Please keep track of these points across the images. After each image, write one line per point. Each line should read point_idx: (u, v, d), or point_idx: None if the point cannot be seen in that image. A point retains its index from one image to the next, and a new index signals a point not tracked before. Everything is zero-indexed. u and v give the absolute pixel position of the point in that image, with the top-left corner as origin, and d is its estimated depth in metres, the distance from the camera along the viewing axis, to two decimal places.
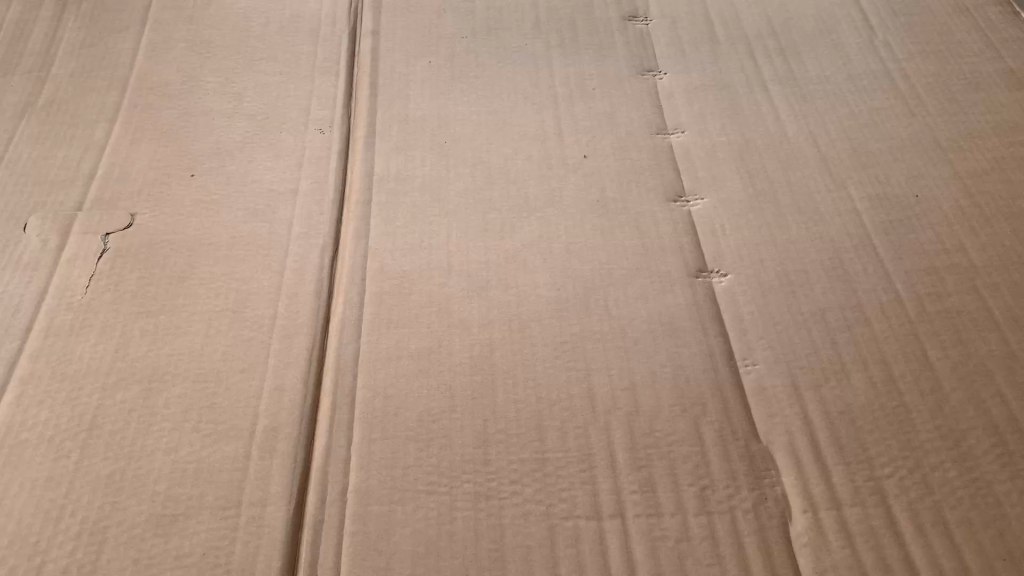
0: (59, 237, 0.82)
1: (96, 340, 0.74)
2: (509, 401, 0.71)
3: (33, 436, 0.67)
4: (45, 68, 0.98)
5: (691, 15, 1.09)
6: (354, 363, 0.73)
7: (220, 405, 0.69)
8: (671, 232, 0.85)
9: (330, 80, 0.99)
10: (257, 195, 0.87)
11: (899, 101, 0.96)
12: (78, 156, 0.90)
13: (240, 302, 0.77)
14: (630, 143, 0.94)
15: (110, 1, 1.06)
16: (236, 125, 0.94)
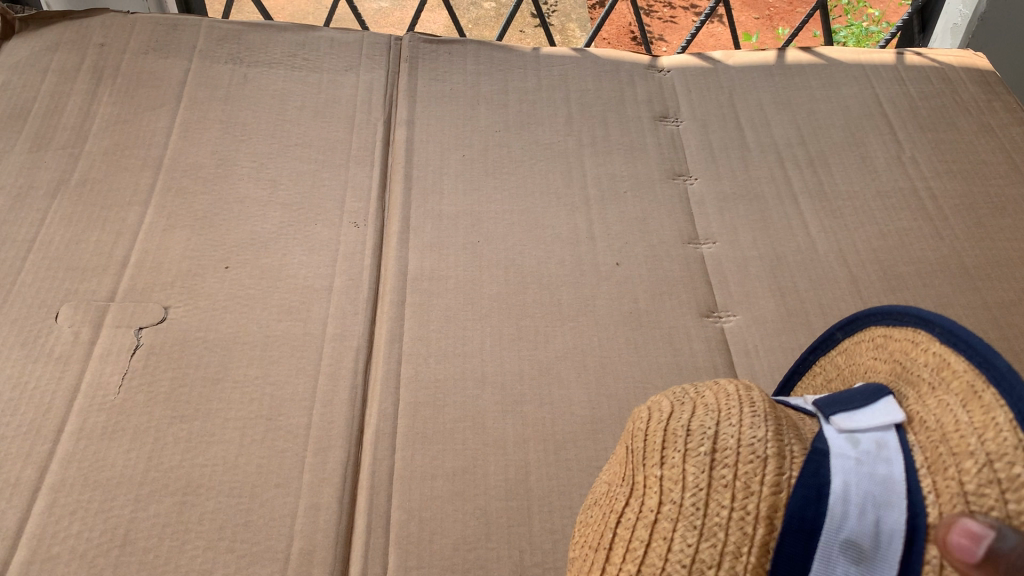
0: (91, 330, 0.81)
1: (129, 446, 0.73)
2: (545, 531, 0.70)
3: (65, 550, 0.66)
4: (79, 144, 0.97)
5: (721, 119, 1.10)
6: (389, 480, 0.73)
7: (255, 524, 0.69)
8: (705, 350, 0.85)
9: (364, 170, 0.99)
10: (292, 291, 0.86)
11: (928, 221, 0.97)
12: (111, 241, 0.89)
13: (275, 409, 0.77)
14: (663, 252, 0.94)
15: (146, 76, 1.05)
16: (270, 213, 0.94)
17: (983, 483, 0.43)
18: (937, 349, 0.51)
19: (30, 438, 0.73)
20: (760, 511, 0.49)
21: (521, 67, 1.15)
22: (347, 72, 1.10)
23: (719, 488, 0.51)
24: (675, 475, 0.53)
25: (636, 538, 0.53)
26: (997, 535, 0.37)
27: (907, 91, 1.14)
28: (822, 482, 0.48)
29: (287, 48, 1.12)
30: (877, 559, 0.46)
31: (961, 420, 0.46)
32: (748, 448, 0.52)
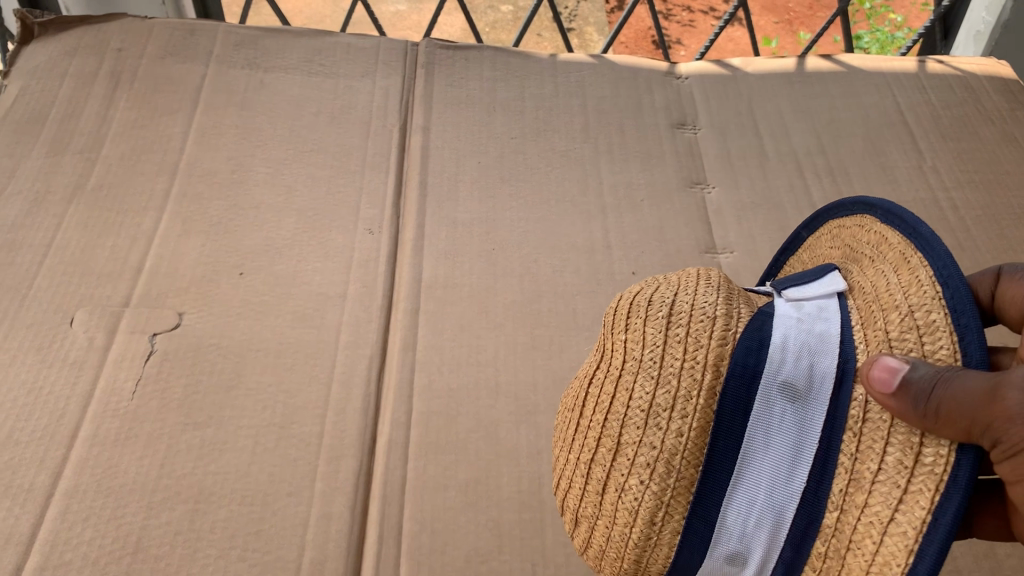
0: (105, 335, 0.81)
1: (142, 453, 0.73)
2: (558, 544, 0.70)
3: (77, 557, 0.66)
4: (96, 149, 0.98)
5: (738, 128, 1.09)
6: (401, 491, 0.73)
7: (267, 533, 0.69)
8: None
9: (380, 177, 0.99)
10: (306, 298, 0.86)
11: (948, 231, 0.96)
12: (126, 247, 0.89)
13: (288, 417, 0.76)
14: (679, 261, 0.94)
15: (163, 82, 1.06)
16: (285, 220, 0.93)
17: (904, 329, 0.50)
18: (878, 228, 0.58)
19: (43, 444, 0.73)
20: (708, 359, 0.54)
21: (538, 73, 1.15)
22: (364, 78, 1.10)
23: (673, 343, 0.55)
24: (638, 337, 0.57)
25: (606, 393, 0.58)
26: (910, 367, 0.45)
27: (929, 100, 1.13)
28: (763, 333, 0.52)
29: (303, 53, 1.12)
30: (811, 397, 0.51)
31: (890, 281, 0.53)
32: (701, 310, 0.56)
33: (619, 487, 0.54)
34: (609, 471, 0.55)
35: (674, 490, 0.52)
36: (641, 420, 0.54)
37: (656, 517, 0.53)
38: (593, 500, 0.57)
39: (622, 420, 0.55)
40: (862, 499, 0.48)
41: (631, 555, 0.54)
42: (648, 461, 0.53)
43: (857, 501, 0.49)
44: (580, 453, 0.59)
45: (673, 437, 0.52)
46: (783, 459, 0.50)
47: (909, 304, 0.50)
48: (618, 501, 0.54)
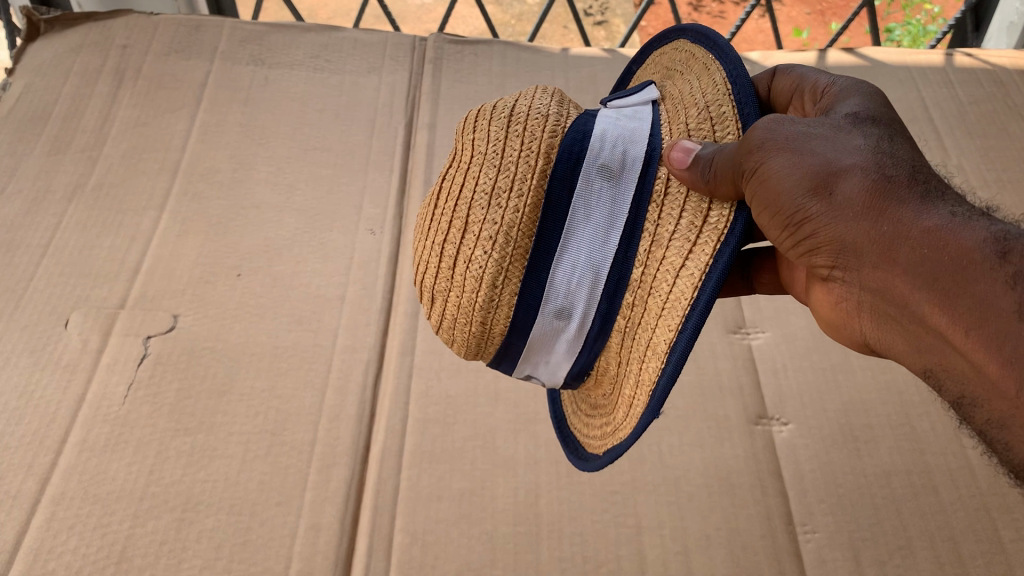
0: (99, 337, 0.80)
1: (131, 460, 0.71)
2: (553, 559, 0.67)
3: (60, 567, 0.65)
4: (97, 147, 0.97)
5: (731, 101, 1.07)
6: (393, 501, 0.70)
7: (253, 543, 0.67)
8: (730, 368, 0.80)
9: (383, 175, 0.97)
10: (304, 300, 0.84)
11: None
12: (125, 247, 0.88)
13: (280, 423, 0.75)
14: None
15: (167, 79, 1.04)
16: (286, 219, 0.92)
17: (699, 123, 0.47)
18: (686, 46, 0.54)
19: (32, 449, 0.71)
20: (542, 148, 0.46)
21: (548, 68, 1.12)
22: (370, 73, 1.08)
23: (512, 133, 0.47)
24: (478, 133, 0.49)
25: (453, 176, 0.49)
26: (702, 146, 0.43)
27: (955, 95, 1.08)
28: (586, 127, 0.47)
29: (309, 49, 1.10)
30: (625, 175, 0.46)
31: (692, 85, 0.50)
32: (536, 107, 0.48)
33: (459, 260, 0.47)
34: (448, 249, 0.48)
35: (514, 260, 0.46)
36: (483, 199, 0.46)
37: (497, 283, 0.47)
38: (434, 280, 0.50)
39: (466, 201, 0.47)
40: (660, 253, 0.46)
41: (476, 321, 0.49)
42: (489, 235, 0.46)
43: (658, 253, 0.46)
44: (424, 234, 0.51)
45: (511, 214, 0.46)
46: (600, 223, 0.46)
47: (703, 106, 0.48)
48: (461, 274, 0.48)
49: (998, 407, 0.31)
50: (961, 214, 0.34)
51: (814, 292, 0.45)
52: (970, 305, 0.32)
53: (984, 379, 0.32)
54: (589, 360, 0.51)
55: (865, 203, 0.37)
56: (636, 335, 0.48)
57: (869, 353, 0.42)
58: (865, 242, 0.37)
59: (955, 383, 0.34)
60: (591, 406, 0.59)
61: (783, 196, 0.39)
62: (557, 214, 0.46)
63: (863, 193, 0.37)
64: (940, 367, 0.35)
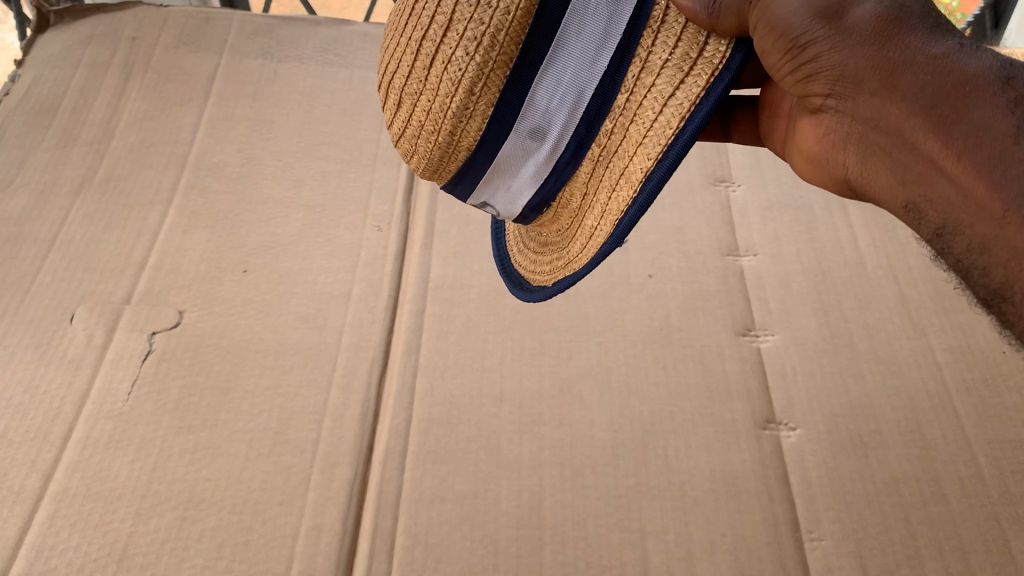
0: (104, 333, 0.79)
1: (134, 456, 0.71)
2: (556, 564, 0.66)
3: (62, 564, 0.65)
4: (105, 140, 0.97)
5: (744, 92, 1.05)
6: (396, 502, 0.70)
7: (255, 543, 0.67)
8: (738, 371, 0.79)
9: (391, 171, 0.97)
10: (309, 297, 0.84)
11: None
12: (131, 241, 0.87)
13: (284, 421, 0.74)
14: (698, 263, 0.89)
15: (175, 71, 1.04)
16: (292, 215, 0.91)
17: None
18: None
19: (36, 445, 0.71)
20: None
21: None
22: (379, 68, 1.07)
23: None
24: None
25: None
26: None
27: None
28: None
29: (319, 42, 1.09)
30: None
31: None
32: None
33: (437, 60, 0.44)
34: (425, 45, 0.44)
35: (496, 67, 0.43)
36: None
37: (475, 89, 0.43)
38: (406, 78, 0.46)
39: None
40: (649, 80, 0.43)
41: (444, 129, 0.46)
42: (473, 37, 0.42)
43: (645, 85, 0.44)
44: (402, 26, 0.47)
45: (500, 16, 0.41)
46: (591, 45, 0.42)
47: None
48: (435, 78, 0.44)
49: (982, 230, 0.32)
50: (968, 49, 0.34)
51: (793, 123, 0.44)
52: (966, 134, 0.33)
53: (970, 204, 0.33)
54: (552, 191, 0.50)
55: (874, 29, 0.36)
56: (604, 169, 0.47)
57: (842, 191, 0.42)
58: (867, 68, 0.36)
59: (936, 213, 0.34)
60: (543, 242, 0.60)
61: (787, 19, 0.37)
62: (547, 27, 0.42)
63: (872, 17, 0.36)
64: (921, 196, 0.35)
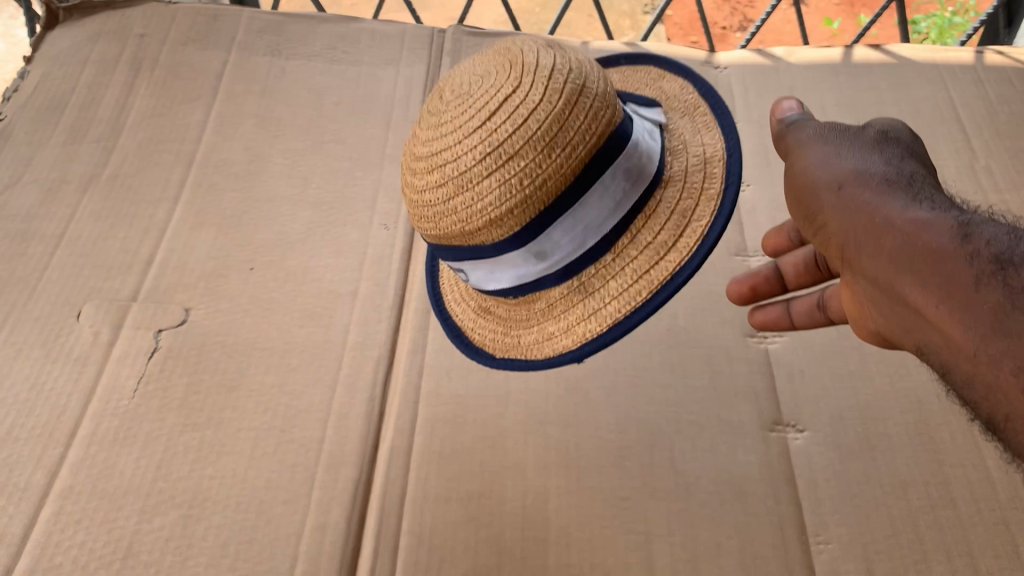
0: (110, 330, 0.79)
1: (139, 454, 0.71)
2: (561, 565, 0.66)
3: (67, 562, 0.65)
4: (113, 137, 0.97)
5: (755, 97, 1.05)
6: (401, 502, 0.70)
7: (259, 542, 0.66)
8: (746, 373, 0.79)
9: (398, 170, 0.96)
10: (316, 296, 0.84)
11: None
12: (138, 239, 0.87)
13: (289, 420, 0.74)
14: (707, 263, 0.88)
15: (184, 68, 1.04)
16: (300, 213, 0.91)
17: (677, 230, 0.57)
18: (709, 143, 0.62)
19: (42, 442, 0.72)
20: (599, 128, 0.52)
21: None
22: (388, 66, 1.07)
23: (576, 112, 0.51)
24: (540, 90, 0.51)
25: (509, 99, 0.50)
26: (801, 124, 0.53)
27: (985, 92, 1.05)
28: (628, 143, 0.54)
29: (327, 40, 1.09)
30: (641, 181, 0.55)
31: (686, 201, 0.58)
32: (593, 90, 0.53)
33: (503, 152, 0.50)
34: (491, 139, 0.50)
35: (535, 202, 0.51)
36: (537, 147, 0.50)
37: (517, 209, 0.51)
38: (476, 98, 0.51)
39: (520, 117, 0.50)
40: (633, 253, 0.57)
41: (474, 224, 0.52)
42: (526, 167, 0.50)
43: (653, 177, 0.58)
44: (487, 67, 0.53)
45: (555, 165, 0.51)
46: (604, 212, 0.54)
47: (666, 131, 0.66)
48: (518, 104, 0.50)
49: (965, 369, 0.37)
50: (942, 208, 0.41)
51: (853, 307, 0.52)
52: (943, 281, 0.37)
53: (953, 349, 0.37)
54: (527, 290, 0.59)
55: (874, 230, 0.43)
56: (575, 283, 0.58)
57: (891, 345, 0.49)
58: (881, 276, 0.42)
59: (938, 360, 0.39)
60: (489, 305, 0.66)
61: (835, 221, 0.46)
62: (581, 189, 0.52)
63: (873, 232, 0.43)
64: (932, 343, 0.40)
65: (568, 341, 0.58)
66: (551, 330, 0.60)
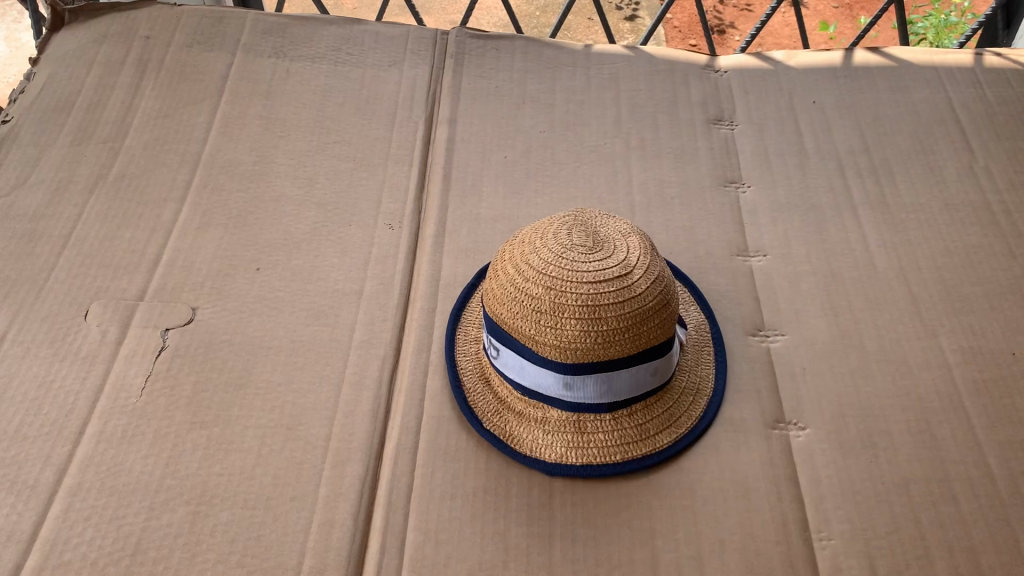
0: (118, 329, 0.80)
1: (148, 452, 0.72)
2: (566, 561, 0.66)
3: (76, 558, 0.65)
4: (120, 138, 0.97)
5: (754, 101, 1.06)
6: (407, 499, 0.70)
7: (267, 538, 0.67)
8: (748, 372, 0.80)
9: (402, 170, 0.97)
10: (321, 295, 0.85)
11: (998, 239, 0.90)
12: (145, 239, 0.88)
13: (296, 417, 0.75)
14: (708, 263, 0.89)
15: (189, 70, 1.05)
16: (305, 213, 0.92)
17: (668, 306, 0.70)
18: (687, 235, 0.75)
19: (51, 439, 0.72)
20: (592, 305, 0.66)
21: (570, 65, 1.11)
22: (391, 68, 1.08)
23: (574, 308, 0.66)
24: (553, 273, 0.67)
25: (532, 289, 0.67)
26: None
27: (983, 94, 1.06)
28: (610, 315, 0.66)
29: (331, 42, 1.10)
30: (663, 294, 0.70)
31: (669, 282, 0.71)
32: (596, 275, 0.66)
33: (530, 342, 0.69)
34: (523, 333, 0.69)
35: (555, 353, 0.68)
36: (548, 321, 0.67)
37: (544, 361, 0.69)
38: (559, 236, 0.69)
39: (537, 321, 0.67)
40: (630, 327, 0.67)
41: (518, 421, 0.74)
42: (543, 340, 0.68)
43: (638, 445, 0.73)
44: (570, 224, 0.70)
45: (562, 321, 0.66)
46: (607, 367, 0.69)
47: (699, 388, 0.77)
48: (571, 279, 0.66)
49: None
50: None
51: None
52: None
53: None
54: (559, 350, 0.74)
55: None
56: (573, 419, 0.73)
57: None
58: None
59: None
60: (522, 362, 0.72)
61: None
62: (577, 355, 0.68)
63: None
64: None
65: (551, 348, 0.68)
66: (529, 331, 0.68)
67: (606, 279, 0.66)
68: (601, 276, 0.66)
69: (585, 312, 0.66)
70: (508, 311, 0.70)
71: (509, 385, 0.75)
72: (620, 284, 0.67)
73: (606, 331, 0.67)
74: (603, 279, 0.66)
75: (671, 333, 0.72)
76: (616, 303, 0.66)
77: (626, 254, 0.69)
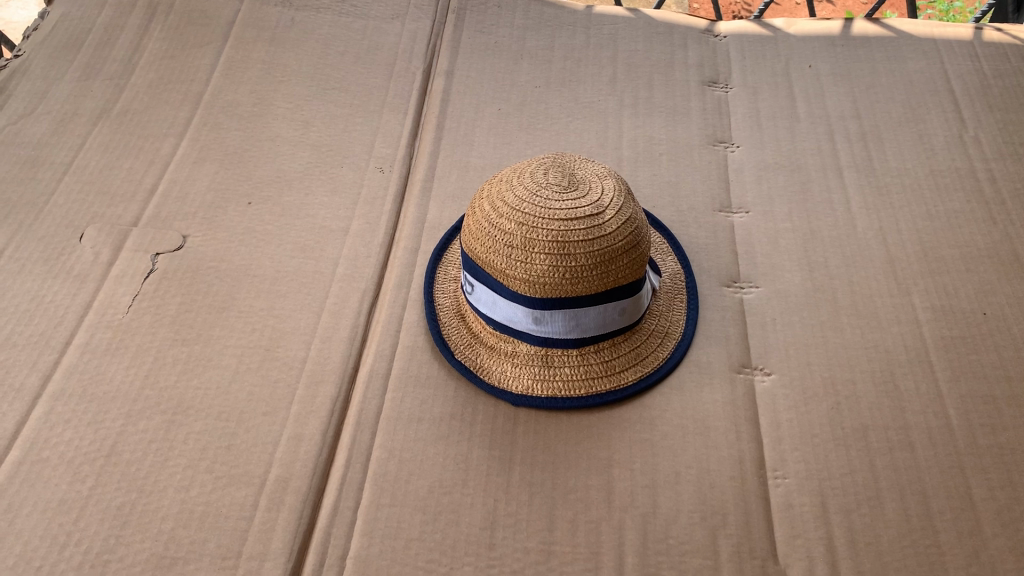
0: (110, 252, 0.83)
1: (129, 364, 0.74)
2: (524, 483, 0.68)
3: (54, 456, 0.68)
4: (126, 76, 1.00)
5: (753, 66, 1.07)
6: (376, 419, 0.72)
7: (237, 447, 0.70)
8: (719, 320, 0.81)
9: (397, 118, 0.99)
10: (308, 230, 0.87)
11: (981, 206, 0.91)
12: (143, 170, 0.91)
13: (275, 341, 0.77)
14: (690, 218, 0.91)
15: (197, 15, 1.08)
16: (299, 153, 0.94)
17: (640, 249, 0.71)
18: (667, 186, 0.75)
19: (38, 348, 0.75)
20: (560, 243, 0.67)
21: (570, 25, 1.12)
22: (393, 20, 1.10)
23: (543, 244, 0.67)
24: (526, 210, 0.68)
25: (503, 225, 0.68)
26: None
27: (979, 68, 1.06)
28: (577, 253, 0.67)
29: None
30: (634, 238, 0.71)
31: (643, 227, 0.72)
32: (566, 214, 0.67)
33: (500, 278, 0.70)
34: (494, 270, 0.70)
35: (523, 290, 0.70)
36: (517, 257, 0.68)
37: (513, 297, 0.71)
38: (535, 176, 0.70)
39: (506, 255, 0.69)
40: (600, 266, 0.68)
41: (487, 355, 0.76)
42: (513, 275, 0.69)
43: (602, 381, 0.74)
44: (547, 165, 0.71)
45: (530, 257, 0.68)
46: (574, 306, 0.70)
47: (667, 332, 0.79)
48: (542, 215, 0.67)
49: None
50: None
51: None
52: None
53: None
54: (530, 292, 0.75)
55: None
56: (540, 353, 0.74)
57: None
58: None
59: None
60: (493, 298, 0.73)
61: None
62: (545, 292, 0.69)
63: None
64: None
65: (519, 283, 0.69)
66: (500, 266, 0.69)
67: (577, 217, 0.67)
68: (572, 215, 0.67)
69: (555, 248, 0.67)
70: (480, 246, 0.71)
71: (481, 319, 0.76)
72: (590, 223, 0.67)
73: (574, 267, 0.68)
74: (574, 217, 0.67)
75: (641, 274, 0.73)
76: (585, 241, 0.67)
77: (599, 196, 0.69)
